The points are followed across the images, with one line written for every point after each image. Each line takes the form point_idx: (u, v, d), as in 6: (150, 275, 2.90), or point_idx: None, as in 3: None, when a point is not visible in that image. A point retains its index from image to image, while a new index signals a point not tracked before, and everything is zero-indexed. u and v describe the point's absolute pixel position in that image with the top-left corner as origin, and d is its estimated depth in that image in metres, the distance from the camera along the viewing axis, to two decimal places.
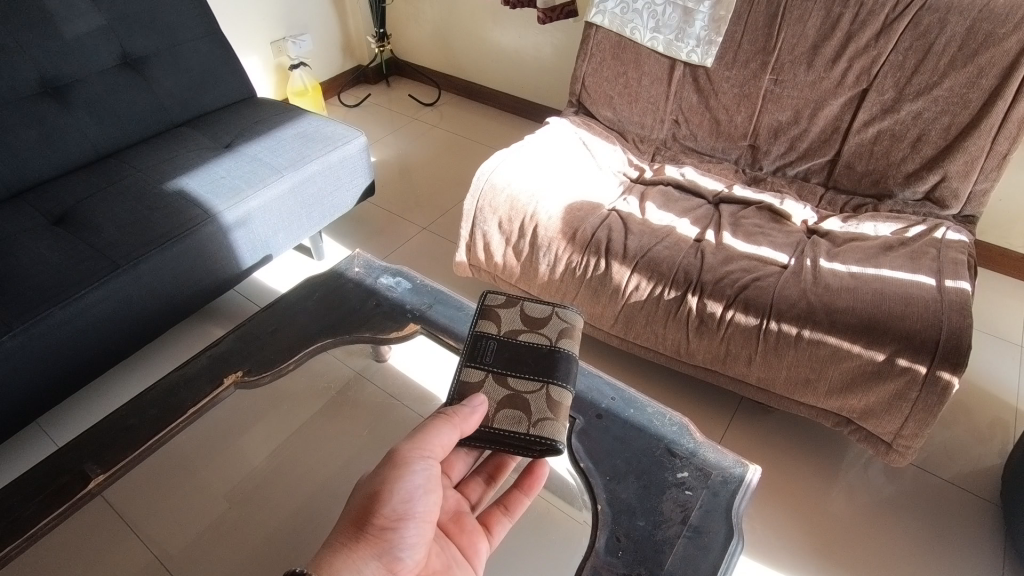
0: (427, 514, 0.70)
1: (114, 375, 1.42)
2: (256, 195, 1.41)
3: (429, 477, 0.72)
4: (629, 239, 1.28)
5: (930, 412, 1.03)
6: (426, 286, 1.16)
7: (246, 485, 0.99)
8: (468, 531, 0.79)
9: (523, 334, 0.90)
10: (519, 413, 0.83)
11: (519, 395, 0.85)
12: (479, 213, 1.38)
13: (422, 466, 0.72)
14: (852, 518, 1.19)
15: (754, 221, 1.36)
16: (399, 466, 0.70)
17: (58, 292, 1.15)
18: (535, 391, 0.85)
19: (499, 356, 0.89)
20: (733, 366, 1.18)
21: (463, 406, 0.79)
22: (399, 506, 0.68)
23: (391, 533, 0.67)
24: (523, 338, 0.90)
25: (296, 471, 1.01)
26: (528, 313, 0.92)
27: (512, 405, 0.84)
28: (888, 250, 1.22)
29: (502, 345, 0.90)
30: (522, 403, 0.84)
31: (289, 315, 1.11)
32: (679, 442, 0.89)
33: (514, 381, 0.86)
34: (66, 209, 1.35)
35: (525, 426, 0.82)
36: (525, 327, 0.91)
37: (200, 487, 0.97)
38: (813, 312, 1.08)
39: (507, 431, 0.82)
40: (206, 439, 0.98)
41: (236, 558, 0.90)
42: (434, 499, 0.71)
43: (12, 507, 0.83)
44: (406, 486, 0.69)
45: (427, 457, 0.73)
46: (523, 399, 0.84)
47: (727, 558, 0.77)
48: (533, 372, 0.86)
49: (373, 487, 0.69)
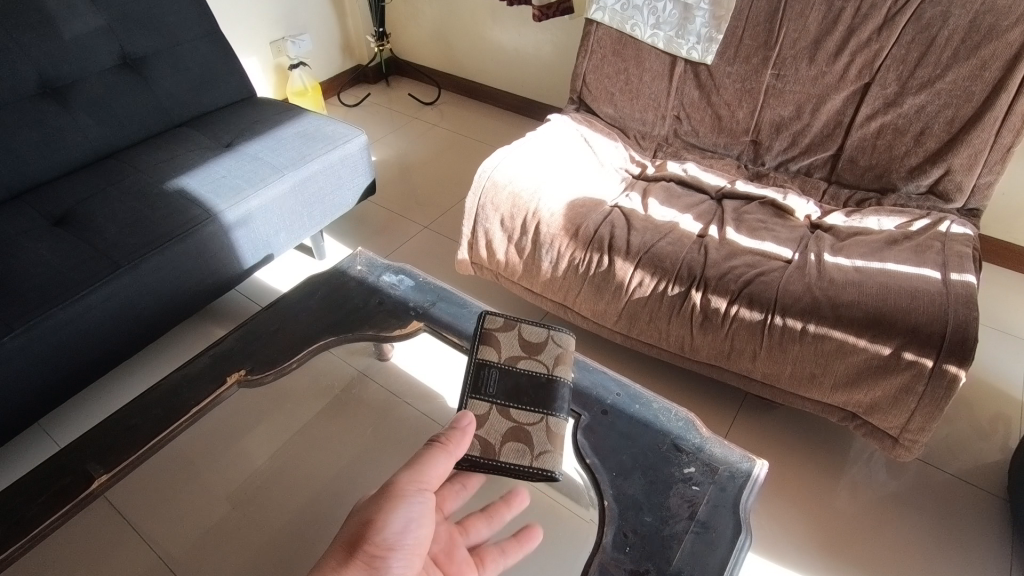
0: (416, 547, 0.68)
1: (113, 376, 1.41)
2: (257, 194, 1.41)
3: (424, 509, 0.70)
4: (632, 235, 1.27)
5: (937, 407, 1.02)
6: (428, 283, 1.15)
7: (247, 490, 0.98)
8: (457, 564, 0.75)
9: (523, 362, 0.89)
10: (522, 445, 0.82)
11: (521, 427, 0.84)
12: (481, 210, 1.37)
13: (418, 498, 0.70)
14: (859, 513, 1.18)
15: (757, 216, 1.35)
16: (395, 497, 0.69)
17: (59, 293, 1.15)
18: (535, 422, 0.85)
19: (502, 387, 0.87)
20: (737, 361, 1.18)
21: (457, 431, 0.78)
22: (391, 536, 0.67)
23: (380, 562, 0.66)
24: (522, 366, 0.89)
25: (299, 475, 1.00)
26: (524, 338, 0.92)
27: (516, 437, 0.83)
28: (892, 244, 1.21)
29: (505, 375, 0.88)
30: (524, 435, 0.83)
31: (290, 313, 1.10)
32: (685, 438, 0.88)
33: (515, 411, 0.85)
34: (66, 209, 1.35)
35: (529, 460, 0.81)
36: (524, 355, 0.90)
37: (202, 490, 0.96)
38: (817, 307, 1.08)
39: (511, 465, 0.81)
40: (207, 441, 0.97)
41: (240, 559, 0.90)
42: (425, 532, 0.70)
43: (15, 508, 0.82)
44: (399, 516, 0.68)
45: (423, 489, 0.72)
46: (526, 430, 0.84)
47: (736, 554, 0.75)
48: (533, 403, 0.86)
49: (368, 515, 0.68)
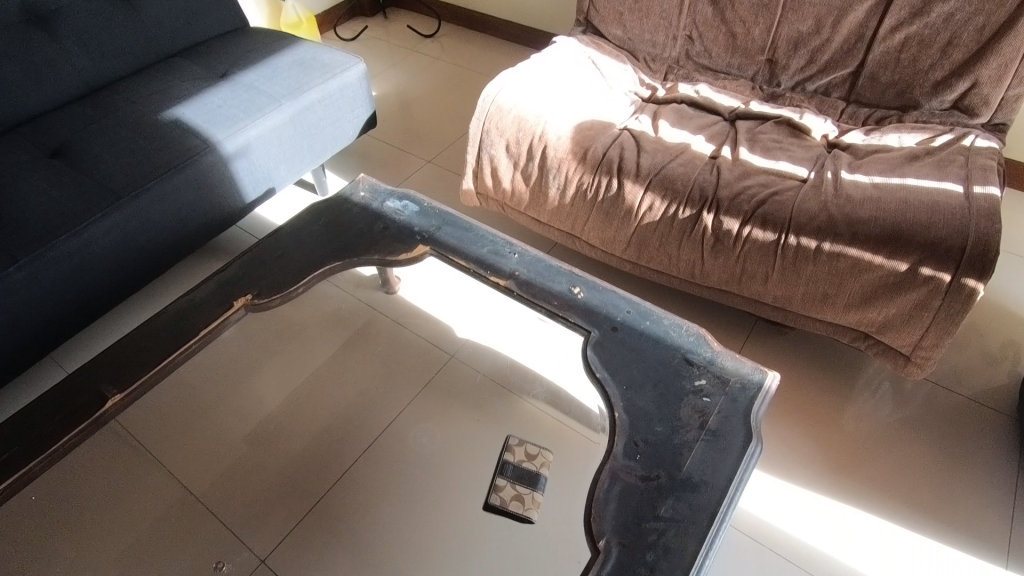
0: None
1: (123, 310, 1.43)
2: (255, 124, 1.37)
3: None
4: (642, 157, 1.23)
5: (951, 323, 1.00)
6: (433, 208, 1.12)
7: (263, 428, 1.02)
8: None
9: (535, 449, 0.92)
10: (519, 501, 0.87)
11: (523, 493, 0.88)
12: (486, 136, 1.33)
13: None
14: (867, 433, 1.19)
15: (771, 136, 1.31)
16: None
17: (61, 223, 1.13)
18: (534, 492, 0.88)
19: (515, 474, 0.91)
20: (749, 285, 1.16)
21: None
22: None
23: None
24: (532, 457, 0.91)
25: (311, 412, 1.04)
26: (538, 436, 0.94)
27: (519, 495, 0.88)
28: (913, 160, 1.17)
29: (520, 464, 0.91)
30: (524, 495, 0.87)
31: (294, 240, 1.08)
32: (696, 352, 0.87)
33: (524, 488, 0.89)
34: (61, 141, 1.32)
35: (522, 510, 0.86)
36: (536, 454, 0.91)
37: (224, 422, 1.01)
38: (833, 225, 1.05)
39: (509, 513, 0.87)
40: (217, 375, 0.97)
41: (265, 479, 0.96)
42: None
43: (33, 427, 0.83)
44: None
45: None
46: (528, 494, 0.87)
47: (746, 460, 0.76)
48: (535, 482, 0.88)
49: None
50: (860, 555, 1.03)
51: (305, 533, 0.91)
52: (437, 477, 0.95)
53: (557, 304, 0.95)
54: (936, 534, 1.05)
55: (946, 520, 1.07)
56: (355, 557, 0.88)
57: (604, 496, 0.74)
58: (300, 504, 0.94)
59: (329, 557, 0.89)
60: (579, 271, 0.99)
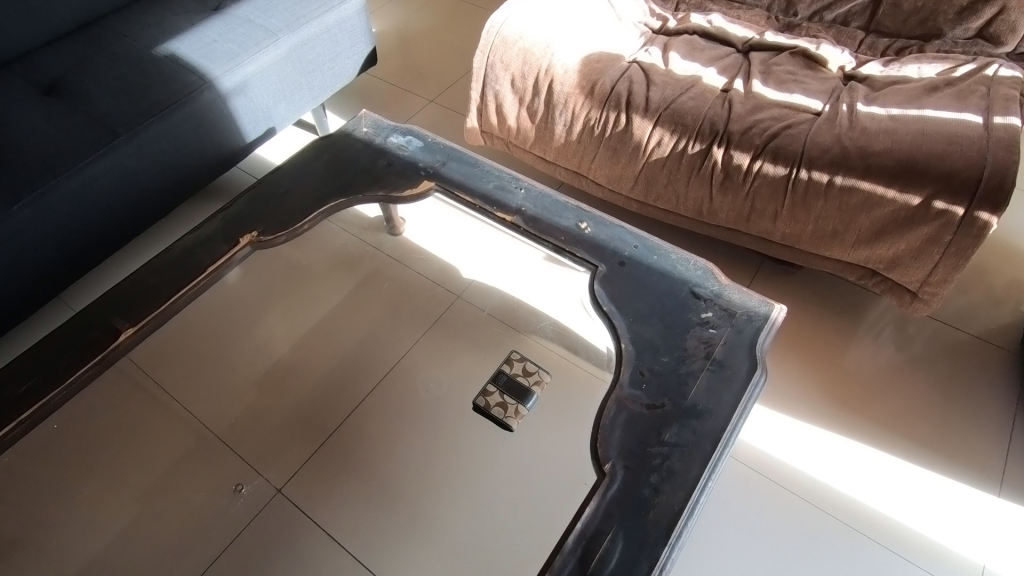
0: None
1: (128, 250, 1.44)
2: (253, 59, 1.33)
3: None
4: (651, 91, 1.20)
5: (961, 258, 1.00)
6: (437, 144, 1.10)
7: (272, 372, 1.02)
8: None
9: (532, 368, 0.94)
10: (503, 411, 0.92)
11: (509, 404, 0.92)
12: (490, 70, 1.29)
13: None
14: (870, 370, 1.20)
15: (786, 68, 1.27)
16: None
17: (61, 162, 1.12)
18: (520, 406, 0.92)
19: (508, 386, 0.94)
20: (757, 222, 1.15)
21: None
22: None
23: None
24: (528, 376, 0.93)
25: (321, 354, 1.06)
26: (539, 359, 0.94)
27: (506, 406, 0.93)
28: (932, 92, 1.13)
29: (513, 377, 0.94)
30: (509, 407, 0.92)
31: (297, 178, 1.06)
32: (703, 285, 0.87)
33: (512, 399, 0.93)
34: (56, 78, 1.28)
35: (504, 419, 0.91)
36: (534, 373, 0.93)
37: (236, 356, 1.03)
38: (846, 158, 1.02)
39: (490, 415, 0.93)
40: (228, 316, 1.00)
41: (279, 411, 0.98)
42: None
43: (48, 361, 0.84)
44: None
45: None
46: (513, 406, 0.92)
47: (750, 389, 0.77)
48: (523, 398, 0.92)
49: None
50: (858, 484, 1.06)
51: (319, 466, 0.94)
52: (444, 415, 0.96)
53: (564, 240, 0.95)
54: (933, 464, 1.08)
55: (943, 451, 1.09)
56: (368, 489, 0.93)
57: (610, 423, 0.76)
58: (314, 439, 0.97)
59: (343, 488, 0.93)
60: (586, 206, 0.98)
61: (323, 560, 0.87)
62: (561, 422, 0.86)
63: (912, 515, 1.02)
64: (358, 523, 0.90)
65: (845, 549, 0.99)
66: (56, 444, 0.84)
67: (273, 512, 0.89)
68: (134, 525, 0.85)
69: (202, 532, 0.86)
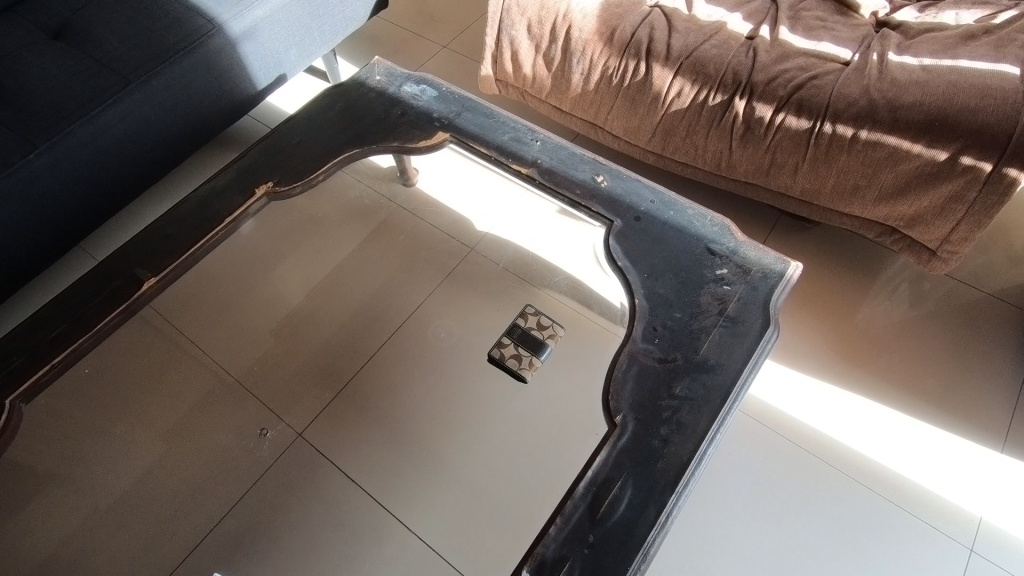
0: None
1: (145, 201, 1.45)
2: (262, 3, 1.29)
3: None
4: (673, 38, 1.16)
5: (985, 215, 0.98)
6: (452, 93, 1.08)
7: (289, 319, 1.04)
8: None
9: (545, 320, 0.95)
10: (517, 362, 0.95)
11: (523, 357, 0.95)
12: (506, 15, 1.24)
13: None
14: (882, 328, 1.20)
15: (815, 14, 1.23)
16: None
17: (74, 109, 1.11)
18: (534, 359, 0.94)
19: (521, 338, 0.96)
20: (777, 177, 1.13)
21: None
22: None
23: None
24: (541, 329, 0.95)
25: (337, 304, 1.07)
26: (552, 311, 0.96)
27: (520, 357, 0.95)
28: (968, 40, 1.08)
29: (527, 330, 0.96)
30: (524, 359, 0.94)
31: (310, 128, 1.05)
32: (719, 242, 0.87)
33: (526, 351, 0.95)
34: (63, 21, 1.26)
35: (518, 369, 0.94)
36: (548, 325, 0.94)
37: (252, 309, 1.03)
38: (873, 111, 0.99)
39: (505, 365, 0.95)
40: (242, 266, 1.01)
41: (297, 360, 1.00)
42: None
43: (75, 308, 0.87)
44: None
45: None
46: (527, 359, 0.94)
47: (762, 345, 0.78)
48: (536, 350, 0.94)
49: None
50: (862, 437, 1.08)
51: (339, 412, 0.97)
52: (457, 365, 0.98)
53: (580, 194, 0.94)
54: (938, 421, 1.09)
55: (949, 408, 1.11)
56: (385, 435, 0.96)
57: (623, 376, 0.77)
58: (332, 386, 0.99)
59: (361, 433, 0.96)
60: (603, 159, 0.97)
61: (344, 500, 0.92)
62: (576, 374, 0.88)
63: (912, 468, 1.05)
64: (376, 466, 0.94)
65: (845, 499, 1.03)
66: (87, 387, 0.88)
67: (296, 454, 0.92)
68: (164, 464, 0.90)
69: (227, 473, 0.90)
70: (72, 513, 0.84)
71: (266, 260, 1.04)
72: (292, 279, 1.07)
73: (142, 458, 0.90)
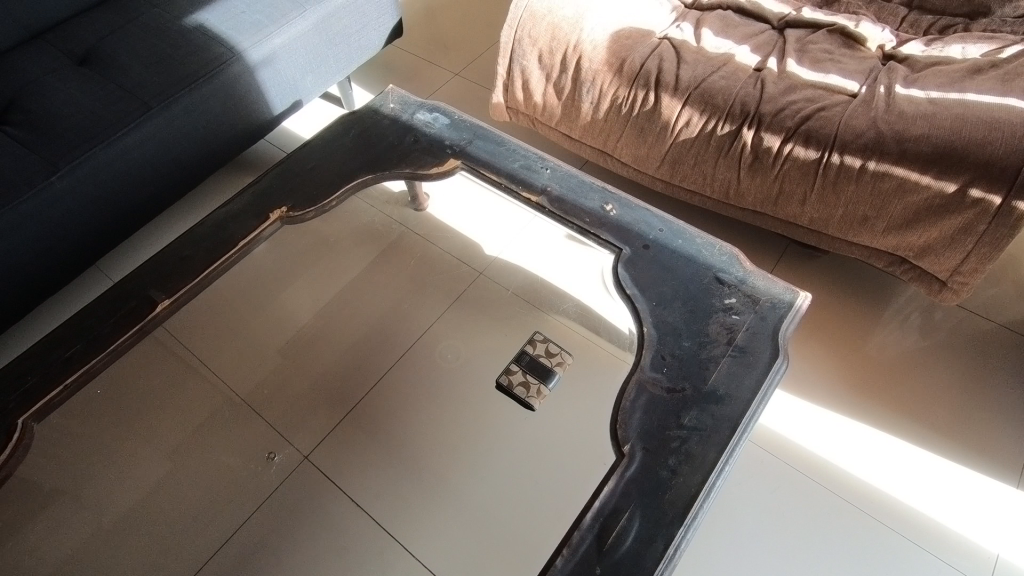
0: None
1: (159, 222, 1.48)
2: (280, 32, 1.33)
3: None
4: (682, 68, 1.18)
5: (995, 247, 0.98)
6: (464, 121, 1.10)
7: (298, 341, 1.05)
8: None
9: (552, 347, 0.95)
10: (524, 389, 0.95)
11: (529, 384, 0.95)
12: (517, 45, 1.27)
13: None
14: (892, 359, 1.19)
15: (823, 46, 1.25)
16: None
17: (96, 132, 1.14)
18: (540, 387, 0.94)
19: (528, 363, 0.97)
20: (785, 206, 1.14)
21: None
22: None
23: None
24: (547, 358, 0.95)
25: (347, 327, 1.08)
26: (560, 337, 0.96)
27: (527, 384, 0.95)
28: (975, 73, 1.10)
29: (532, 356, 0.96)
30: (530, 386, 0.95)
31: (325, 154, 1.08)
32: (728, 272, 0.87)
33: (531, 377, 0.96)
34: (89, 48, 1.30)
35: (526, 396, 0.94)
36: (557, 353, 0.95)
37: (263, 331, 1.04)
38: (881, 142, 1.00)
39: (512, 392, 0.95)
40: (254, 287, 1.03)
41: (306, 383, 1.01)
42: None
43: (91, 327, 0.88)
44: None
45: None
46: (533, 385, 0.95)
47: (771, 375, 0.78)
48: (542, 378, 0.95)
49: None
50: (875, 470, 1.07)
51: (346, 435, 0.97)
52: (464, 390, 0.98)
53: (589, 222, 0.95)
54: (951, 454, 1.08)
55: (963, 441, 1.09)
56: (391, 459, 0.95)
57: (631, 405, 0.77)
58: (340, 409, 0.99)
59: (367, 457, 0.96)
60: (611, 187, 0.98)
61: (348, 526, 0.91)
62: (582, 402, 0.88)
63: (926, 503, 1.03)
64: (381, 491, 0.93)
65: (857, 533, 1.01)
66: (99, 407, 0.89)
67: (303, 477, 0.92)
68: (171, 485, 0.90)
69: (233, 496, 0.90)
70: (78, 533, 0.84)
71: (278, 283, 1.05)
72: (302, 302, 1.07)
73: (149, 479, 0.90)
